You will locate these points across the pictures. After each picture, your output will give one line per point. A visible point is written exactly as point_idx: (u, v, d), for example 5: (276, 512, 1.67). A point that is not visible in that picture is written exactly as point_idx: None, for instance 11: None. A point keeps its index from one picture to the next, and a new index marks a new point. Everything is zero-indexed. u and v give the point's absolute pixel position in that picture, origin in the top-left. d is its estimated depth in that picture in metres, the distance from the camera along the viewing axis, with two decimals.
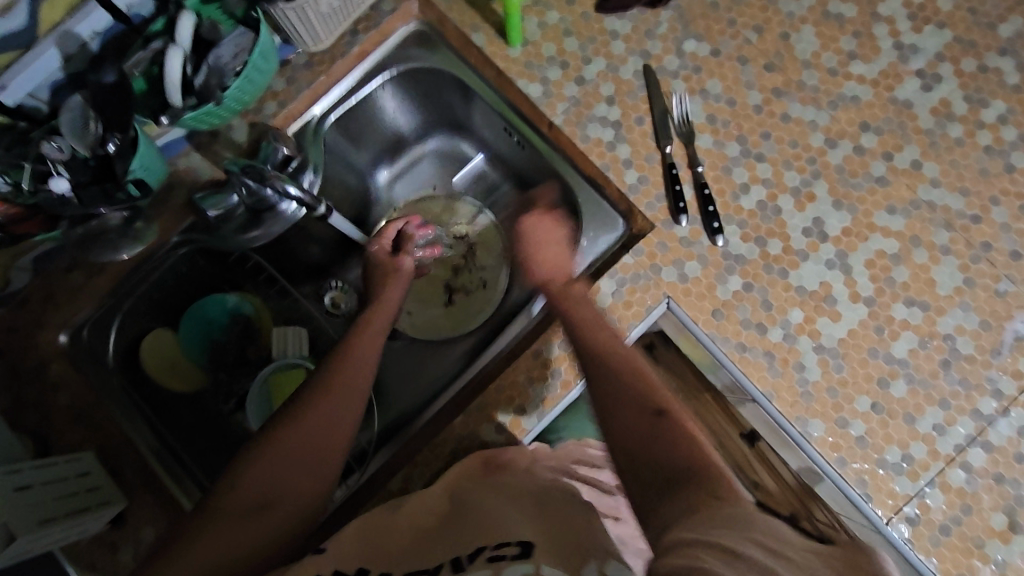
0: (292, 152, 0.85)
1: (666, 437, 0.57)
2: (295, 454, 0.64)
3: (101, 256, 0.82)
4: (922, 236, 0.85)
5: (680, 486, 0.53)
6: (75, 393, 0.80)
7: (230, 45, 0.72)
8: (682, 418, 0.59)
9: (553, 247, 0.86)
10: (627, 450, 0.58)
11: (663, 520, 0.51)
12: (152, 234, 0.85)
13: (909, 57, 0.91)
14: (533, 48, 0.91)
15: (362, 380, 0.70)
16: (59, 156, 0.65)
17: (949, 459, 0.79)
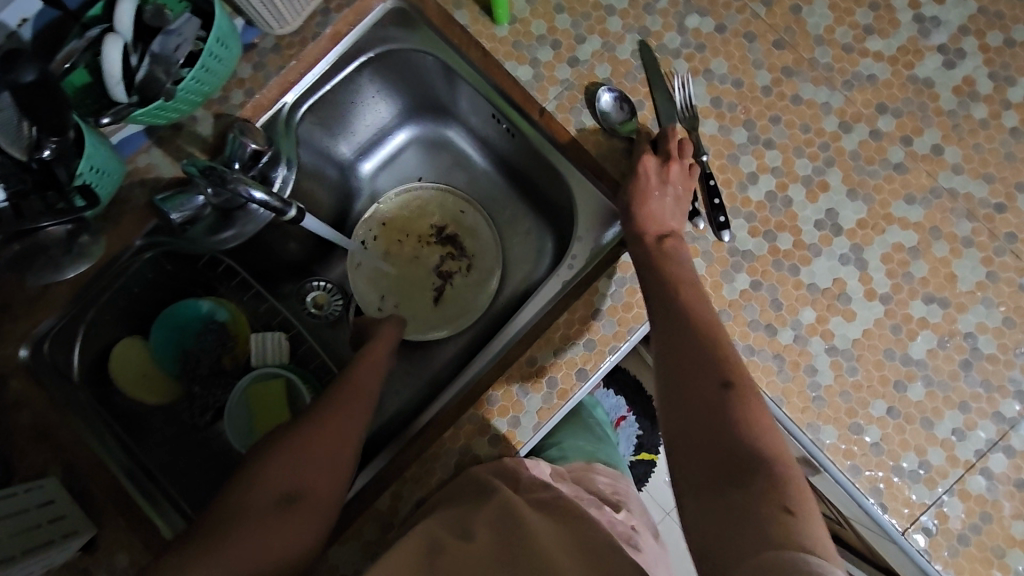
0: (262, 146, 0.77)
1: (737, 410, 0.60)
2: (314, 451, 0.68)
3: (41, 275, 0.75)
4: (943, 227, 0.79)
5: (747, 471, 0.55)
6: (38, 411, 0.74)
7: (176, 34, 0.63)
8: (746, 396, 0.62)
9: (665, 198, 0.77)
10: (689, 426, 0.61)
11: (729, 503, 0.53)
12: (100, 248, 0.77)
13: (931, 31, 0.83)
14: (522, 26, 0.84)
15: (369, 394, 0.76)
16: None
17: (968, 465, 0.75)
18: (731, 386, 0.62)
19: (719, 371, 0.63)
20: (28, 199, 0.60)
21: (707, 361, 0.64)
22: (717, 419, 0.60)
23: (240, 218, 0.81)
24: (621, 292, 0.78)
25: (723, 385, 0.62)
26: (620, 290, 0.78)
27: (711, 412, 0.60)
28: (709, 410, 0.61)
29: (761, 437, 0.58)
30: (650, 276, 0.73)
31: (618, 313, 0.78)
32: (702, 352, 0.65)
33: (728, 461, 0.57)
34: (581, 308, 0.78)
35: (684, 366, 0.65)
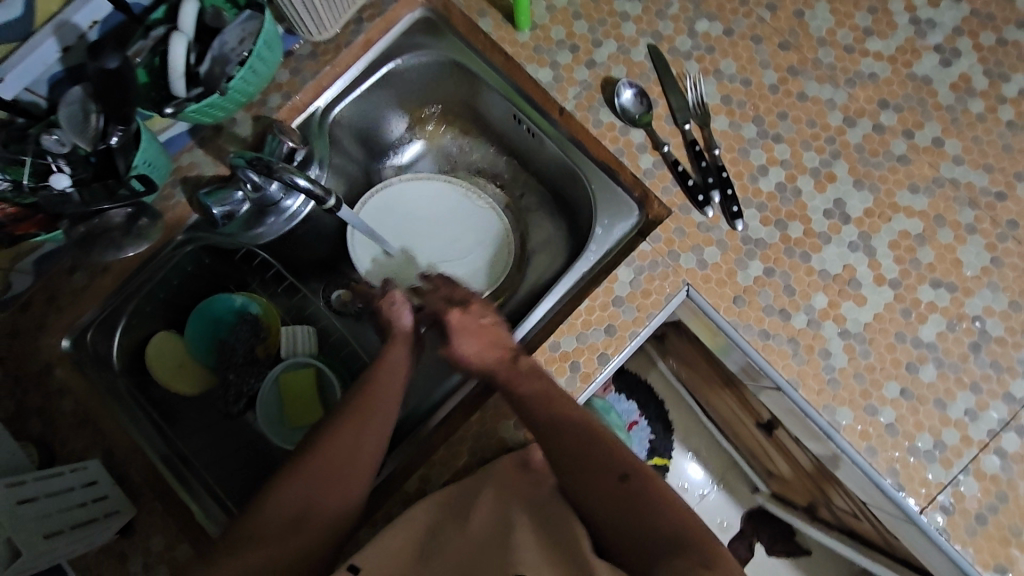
0: (298, 144, 0.82)
1: (647, 497, 0.65)
2: (329, 469, 0.69)
3: (103, 257, 0.72)
4: (947, 215, 0.83)
5: (672, 549, 0.61)
6: (80, 398, 0.78)
7: (235, 30, 0.69)
8: (649, 477, 0.67)
9: (488, 321, 0.79)
10: (610, 502, 0.66)
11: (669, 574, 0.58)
12: (156, 231, 0.75)
13: (927, 31, 0.88)
14: (542, 32, 0.89)
15: (384, 408, 0.75)
16: (60, 150, 0.63)
17: (982, 445, 0.77)
18: (629, 474, 0.67)
19: (625, 464, 0.67)
20: (88, 186, 0.64)
21: (605, 456, 0.68)
22: (629, 508, 0.65)
23: (273, 215, 0.84)
24: (640, 279, 0.81)
25: (628, 478, 0.66)
26: (639, 278, 0.81)
27: (624, 505, 0.65)
28: (621, 503, 0.65)
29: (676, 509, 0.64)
30: (523, 400, 0.70)
31: (637, 299, 0.81)
32: (598, 450, 0.68)
33: (655, 538, 0.62)
34: (602, 296, 0.81)
35: (583, 462, 0.68)
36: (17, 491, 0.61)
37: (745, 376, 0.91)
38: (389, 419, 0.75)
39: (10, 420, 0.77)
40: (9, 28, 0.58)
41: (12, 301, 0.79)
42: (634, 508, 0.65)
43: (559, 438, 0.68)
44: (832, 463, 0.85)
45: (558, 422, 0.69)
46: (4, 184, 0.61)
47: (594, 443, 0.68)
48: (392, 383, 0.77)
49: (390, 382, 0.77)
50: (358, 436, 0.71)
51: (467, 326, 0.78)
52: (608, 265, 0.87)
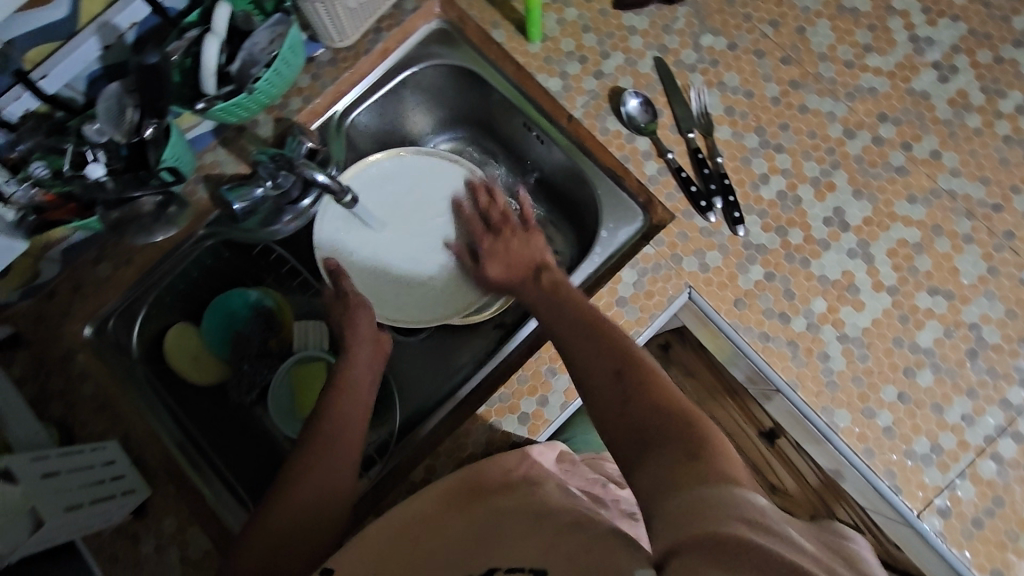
0: (316, 145, 0.85)
1: (637, 388, 0.60)
2: (325, 449, 0.71)
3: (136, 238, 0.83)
4: (944, 225, 0.85)
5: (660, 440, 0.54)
6: (100, 383, 0.81)
7: (265, 33, 0.73)
8: (644, 370, 0.62)
9: (513, 243, 0.87)
10: (604, 397, 0.62)
11: (653, 465, 0.52)
12: (186, 217, 0.86)
13: (925, 49, 0.91)
14: (552, 43, 0.92)
15: (361, 390, 0.77)
16: (100, 140, 0.67)
17: (979, 450, 0.78)
18: (622, 370, 0.63)
19: (618, 359, 0.64)
20: (121, 176, 0.69)
21: (605, 360, 0.64)
22: (625, 406, 0.60)
23: (288, 213, 0.87)
24: (643, 281, 0.84)
25: (620, 372, 0.63)
26: (642, 279, 0.84)
27: (618, 397, 0.61)
28: (615, 398, 0.61)
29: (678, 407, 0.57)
30: (540, 305, 0.76)
31: (640, 300, 0.83)
32: (599, 353, 0.65)
33: (644, 428, 0.56)
34: (606, 296, 0.83)
35: (587, 366, 0.65)
36: (40, 465, 0.65)
37: (749, 384, 0.93)
38: (371, 403, 0.77)
39: (32, 403, 0.80)
40: (53, 29, 0.63)
41: (38, 289, 0.82)
42: (629, 401, 0.60)
43: (575, 347, 0.68)
44: (838, 475, 0.86)
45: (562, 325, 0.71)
46: (44, 172, 0.66)
47: (592, 339, 0.67)
48: (365, 369, 0.80)
49: (371, 361, 0.81)
50: (344, 416, 0.74)
51: (496, 250, 0.88)
52: (611, 268, 0.90)
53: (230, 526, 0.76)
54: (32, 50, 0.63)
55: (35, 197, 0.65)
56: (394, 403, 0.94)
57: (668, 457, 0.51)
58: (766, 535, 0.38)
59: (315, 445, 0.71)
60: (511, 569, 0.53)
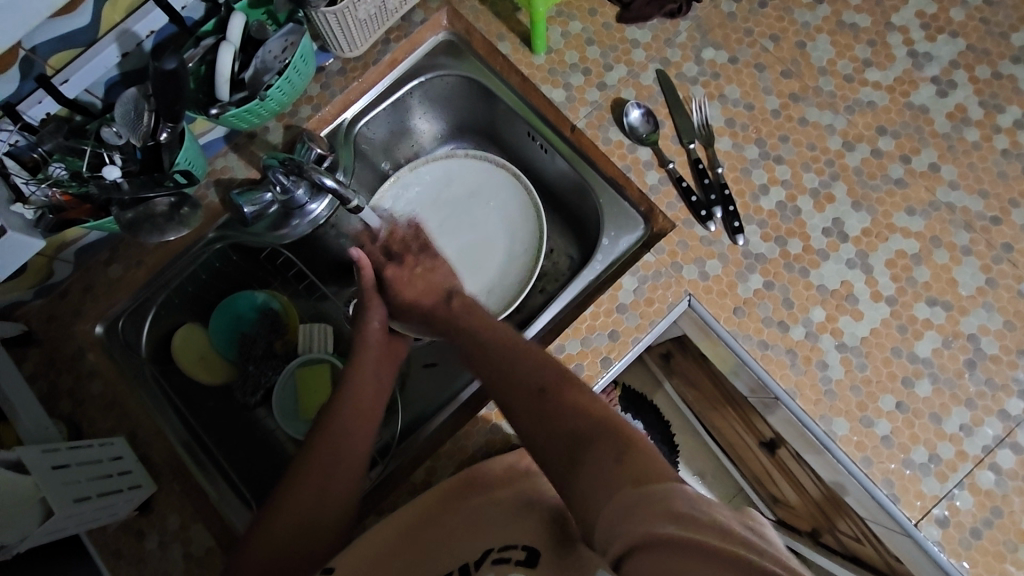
0: (326, 151, 0.87)
1: (561, 405, 0.62)
2: (333, 453, 0.71)
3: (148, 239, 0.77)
4: (943, 236, 0.86)
5: (588, 448, 0.56)
6: (108, 381, 0.83)
7: (279, 41, 0.75)
8: (566, 387, 0.64)
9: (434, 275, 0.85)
10: (530, 419, 0.63)
11: (584, 478, 0.53)
12: (198, 219, 0.79)
13: (924, 64, 0.93)
14: (557, 55, 0.94)
15: (371, 395, 0.77)
16: (117, 143, 0.70)
17: (977, 460, 0.78)
18: (546, 387, 0.64)
19: (539, 379, 0.66)
20: (135, 178, 0.72)
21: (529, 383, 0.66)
22: (555, 421, 0.61)
23: (296, 217, 0.92)
24: (643, 288, 0.85)
25: (542, 390, 0.64)
26: (642, 286, 0.85)
27: (542, 415, 0.62)
28: (540, 417, 0.62)
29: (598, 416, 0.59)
30: (457, 336, 0.78)
31: (640, 307, 0.84)
32: (522, 374, 0.67)
33: (573, 441, 0.58)
34: (606, 303, 0.85)
35: (513, 389, 0.66)
36: (50, 457, 0.66)
37: (752, 394, 0.94)
38: (381, 410, 0.78)
39: (42, 400, 0.82)
40: (74, 36, 0.65)
41: (51, 289, 0.84)
42: (557, 415, 0.61)
43: (503, 369, 0.69)
44: (840, 486, 0.86)
45: (481, 353, 0.73)
46: (63, 173, 0.69)
47: (516, 364, 0.69)
48: (377, 374, 0.80)
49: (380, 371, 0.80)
50: (354, 420, 0.74)
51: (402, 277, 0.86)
52: (612, 275, 0.91)
53: (234, 525, 0.77)
54: (55, 57, 0.65)
55: (53, 197, 0.68)
56: (397, 406, 0.95)
57: (601, 461, 0.53)
58: (688, 526, 0.42)
59: (327, 449, 0.72)
60: (503, 549, 0.60)
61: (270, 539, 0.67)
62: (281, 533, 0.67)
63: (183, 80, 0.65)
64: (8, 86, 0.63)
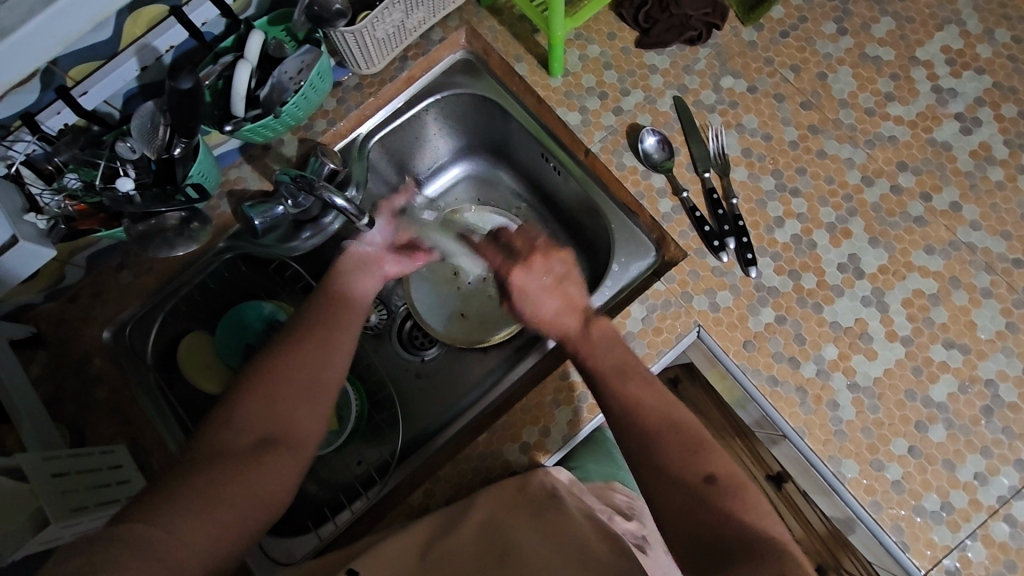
0: (338, 166, 0.87)
1: (725, 504, 0.58)
2: (299, 397, 0.67)
3: (158, 253, 0.78)
4: (962, 277, 0.84)
5: (744, 559, 0.54)
6: (114, 387, 0.83)
7: (295, 62, 0.76)
8: (730, 482, 0.60)
9: (549, 282, 0.77)
10: (677, 504, 0.59)
11: None
12: (208, 234, 0.80)
13: (948, 100, 0.91)
14: (574, 78, 0.94)
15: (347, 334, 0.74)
16: (132, 157, 0.70)
17: (992, 511, 0.76)
18: (714, 475, 0.60)
19: (703, 464, 0.60)
20: (148, 190, 0.73)
21: (673, 453, 0.61)
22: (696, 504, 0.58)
23: (307, 229, 0.93)
24: (652, 317, 0.84)
25: (706, 478, 0.59)
26: (651, 316, 0.84)
27: (698, 507, 0.58)
28: (696, 506, 0.58)
29: (752, 524, 0.57)
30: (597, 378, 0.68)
31: (648, 336, 0.83)
32: (667, 448, 0.62)
33: (723, 548, 0.55)
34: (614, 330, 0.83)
35: (659, 467, 0.61)
36: (51, 465, 0.67)
37: (758, 428, 0.91)
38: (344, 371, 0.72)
39: (47, 402, 0.82)
40: (95, 49, 0.66)
41: (61, 292, 0.85)
42: (718, 512, 0.57)
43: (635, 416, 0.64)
44: (846, 525, 0.83)
45: (625, 403, 0.65)
46: (77, 184, 0.70)
47: (671, 434, 0.62)
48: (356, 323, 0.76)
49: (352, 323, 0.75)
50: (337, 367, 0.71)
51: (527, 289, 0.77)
52: (621, 302, 0.91)
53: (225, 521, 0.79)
54: (75, 69, 0.66)
55: (66, 207, 0.70)
56: (398, 424, 0.94)
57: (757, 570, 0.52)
58: None
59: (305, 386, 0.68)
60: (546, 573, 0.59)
61: (200, 489, 0.57)
62: (222, 490, 0.58)
63: (199, 98, 0.67)
64: (30, 96, 0.65)
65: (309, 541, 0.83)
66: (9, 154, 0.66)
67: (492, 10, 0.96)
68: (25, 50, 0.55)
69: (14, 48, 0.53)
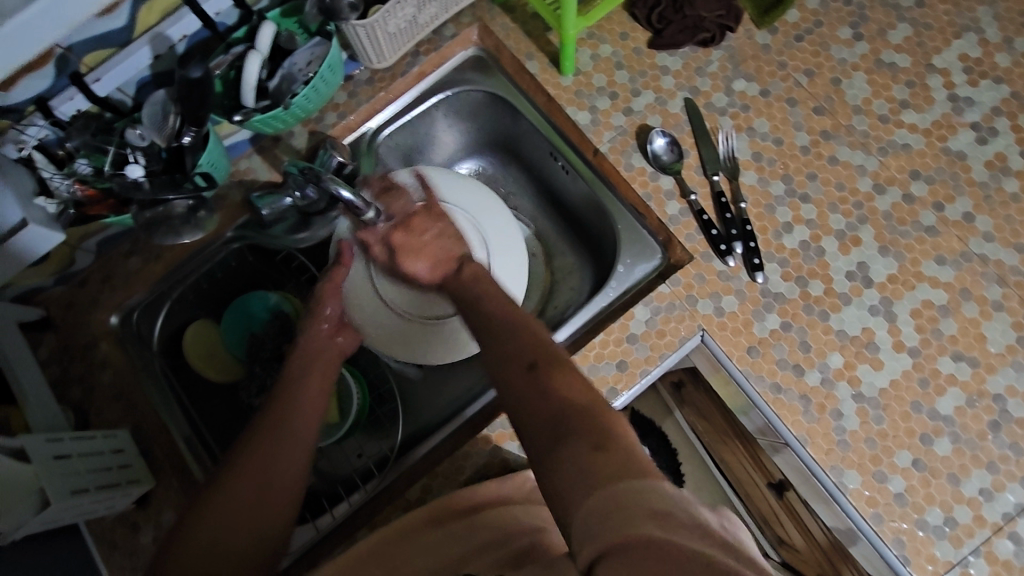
0: (346, 159, 0.87)
1: (549, 382, 0.58)
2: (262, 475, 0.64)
3: (164, 241, 0.82)
4: (973, 289, 0.83)
5: (572, 424, 0.53)
6: (119, 372, 0.84)
7: (305, 54, 0.77)
8: (560, 366, 0.59)
9: (430, 237, 0.81)
10: (514, 395, 0.59)
11: (558, 467, 0.51)
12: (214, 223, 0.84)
13: (964, 109, 0.90)
14: (584, 78, 0.94)
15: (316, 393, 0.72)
16: (141, 144, 0.71)
17: (996, 528, 0.74)
18: (538, 363, 0.60)
19: (531, 353, 0.61)
20: (156, 177, 0.74)
21: (512, 354, 0.62)
22: (533, 393, 0.57)
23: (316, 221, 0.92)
24: (655, 319, 0.83)
25: (532, 365, 0.60)
26: (655, 318, 0.83)
27: (532, 391, 0.58)
28: (527, 392, 0.58)
29: (575, 394, 0.56)
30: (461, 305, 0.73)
31: (651, 339, 0.83)
32: (507, 349, 0.62)
33: (554, 426, 0.54)
34: (617, 331, 0.83)
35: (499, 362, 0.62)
36: (54, 446, 0.67)
37: (760, 435, 0.90)
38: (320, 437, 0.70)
39: (53, 384, 0.83)
40: (109, 37, 0.67)
41: (71, 277, 0.86)
42: (547, 392, 0.57)
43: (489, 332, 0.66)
44: (847, 537, 0.82)
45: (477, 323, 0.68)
46: (87, 170, 0.71)
47: (512, 334, 0.63)
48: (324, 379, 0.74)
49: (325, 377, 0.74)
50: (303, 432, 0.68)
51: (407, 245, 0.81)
52: (625, 303, 0.90)
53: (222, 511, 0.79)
54: (89, 55, 0.67)
55: (76, 192, 0.71)
56: (399, 418, 0.96)
57: (573, 443, 0.51)
58: (676, 531, 0.42)
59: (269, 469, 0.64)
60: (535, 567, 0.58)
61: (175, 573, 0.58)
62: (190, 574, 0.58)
63: (208, 88, 0.70)
64: (43, 82, 0.65)
65: (305, 533, 0.83)
66: (21, 137, 0.67)
67: (504, 7, 0.96)
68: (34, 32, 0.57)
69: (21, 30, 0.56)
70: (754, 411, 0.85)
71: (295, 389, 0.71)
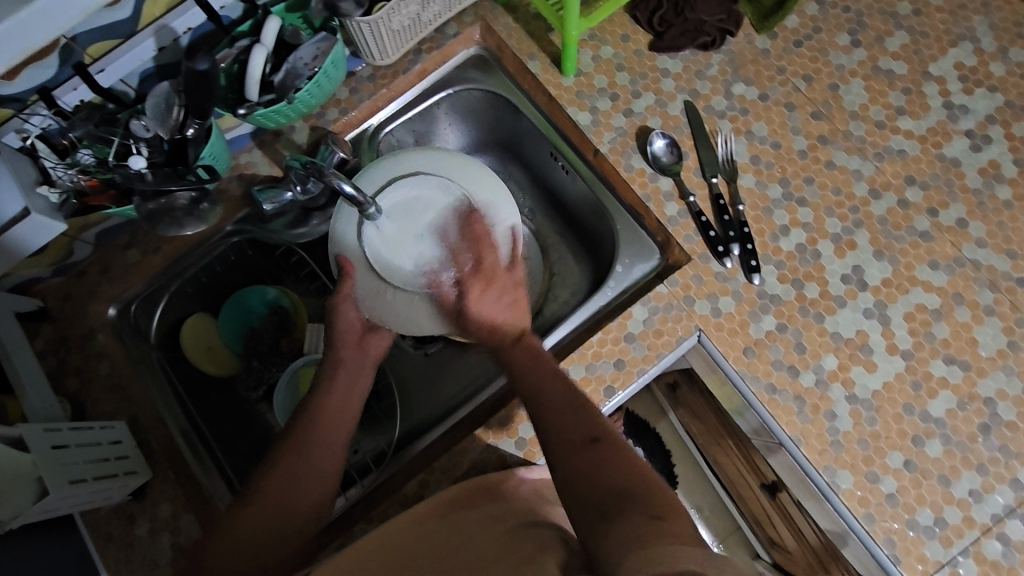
0: (348, 155, 0.88)
1: (604, 461, 0.65)
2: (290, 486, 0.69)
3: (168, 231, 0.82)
4: (965, 294, 0.84)
5: (626, 501, 0.61)
6: (115, 363, 0.84)
7: (311, 48, 0.77)
8: (611, 443, 0.67)
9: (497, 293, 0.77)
10: (570, 463, 0.65)
11: (615, 535, 0.57)
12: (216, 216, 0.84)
13: (959, 116, 0.91)
14: (586, 79, 0.95)
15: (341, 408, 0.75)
16: (145, 135, 0.71)
17: (985, 528, 0.75)
18: (596, 439, 0.67)
19: (590, 428, 0.67)
20: (159, 169, 0.74)
21: (565, 422, 0.68)
22: (591, 473, 0.64)
23: (317, 216, 0.92)
24: (653, 319, 0.84)
25: (592, 438, 0.67)
26: (652, 318, 0.84)
27: (588, 466, 0.65)
28: (585, 465, 0.65)
29: (628, 474, 0.64)
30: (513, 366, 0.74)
31: (648, 338, 0.83)
32: (561, 417, 0.68)
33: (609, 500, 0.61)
34: (615, 330, 0.84)
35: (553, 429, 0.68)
36: (52, 436, 0.67)
37: (755, 436, 0.91)
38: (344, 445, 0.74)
39: (49, 374, 0.83)
40: (113, 28, 0.67)
41: (69, 268, 0.86)
42: (602, 468, 0.64)
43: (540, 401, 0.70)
44: (839, 538, 0.83)
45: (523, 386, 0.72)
46: (90, 160, 0.71)
47: (567, 407, 0.69)
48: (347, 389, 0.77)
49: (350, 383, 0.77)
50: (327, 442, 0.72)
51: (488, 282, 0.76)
52: (623, 302, 0.91)
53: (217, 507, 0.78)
54: (93, 46, 0.67)
55: (79, 182, 0.71)
56: (396, 414, 0.96)
57: (631, 517, 0.59)
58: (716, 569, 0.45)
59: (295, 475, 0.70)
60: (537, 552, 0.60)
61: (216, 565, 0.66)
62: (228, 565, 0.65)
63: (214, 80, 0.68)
64: (47, 71, 0.66)
65: None
66: (25, 126, 0.68)
67: (507, 7, 0.97)
68: (48, 19, 0.56)
69: (37, 17, 0.55)
70: (749, 412, 0.85)
71: (317, 400, 0.75)
